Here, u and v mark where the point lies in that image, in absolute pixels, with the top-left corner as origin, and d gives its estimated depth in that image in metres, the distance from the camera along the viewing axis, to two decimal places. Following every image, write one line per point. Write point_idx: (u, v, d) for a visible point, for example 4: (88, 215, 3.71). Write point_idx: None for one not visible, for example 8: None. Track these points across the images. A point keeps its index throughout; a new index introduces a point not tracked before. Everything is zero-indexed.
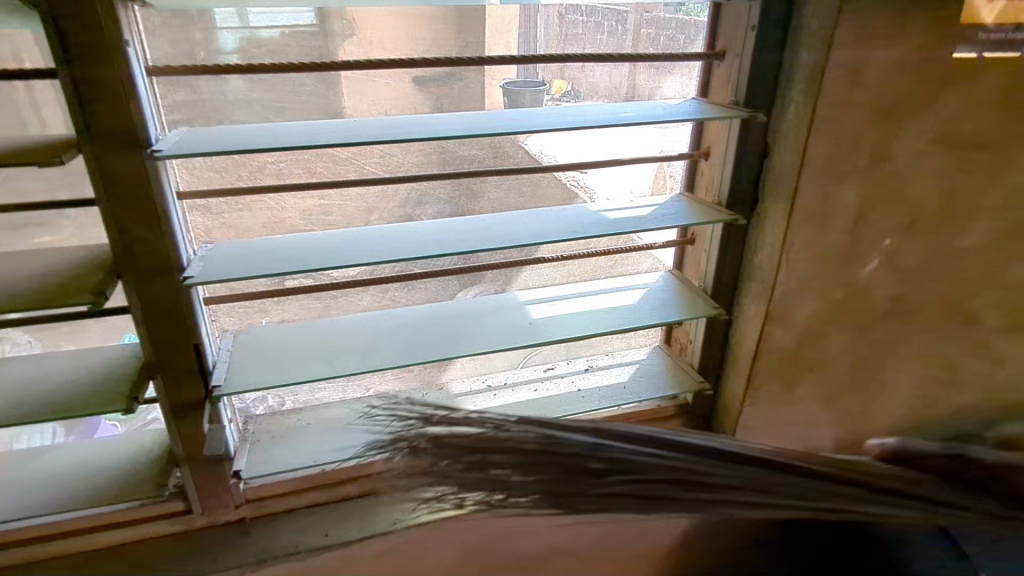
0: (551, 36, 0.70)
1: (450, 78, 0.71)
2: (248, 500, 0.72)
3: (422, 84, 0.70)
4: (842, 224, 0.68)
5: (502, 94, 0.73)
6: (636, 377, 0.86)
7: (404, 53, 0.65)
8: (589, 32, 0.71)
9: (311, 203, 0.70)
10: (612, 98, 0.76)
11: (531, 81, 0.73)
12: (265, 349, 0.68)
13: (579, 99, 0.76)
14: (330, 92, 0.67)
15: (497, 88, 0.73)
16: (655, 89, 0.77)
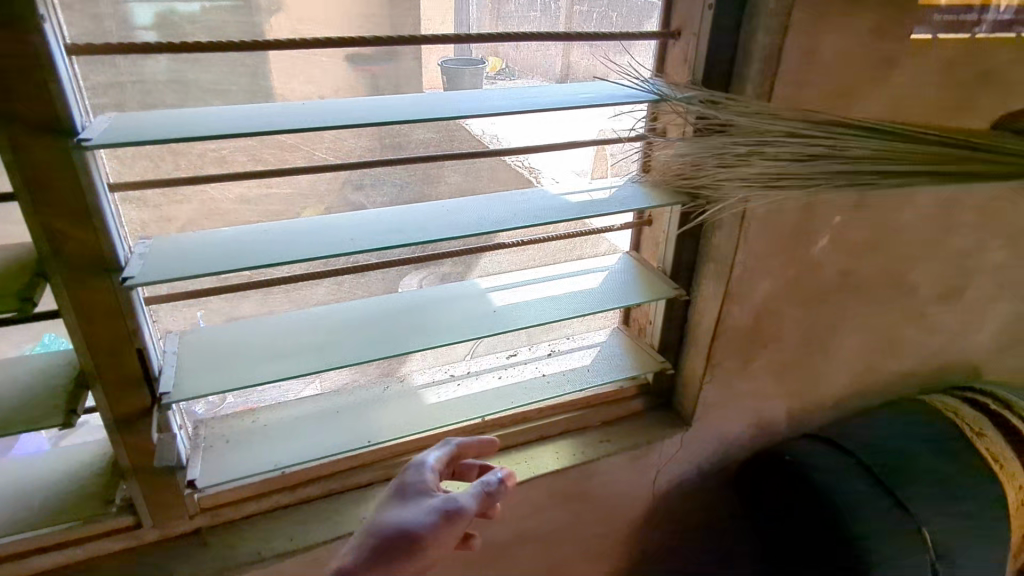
0: (483, 14, 0.66)
1: (387, 57, 0.65)
2: (204, 509, 0.68)
3: (357, 63, 0.64)
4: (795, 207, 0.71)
5: (440, 72, 0.68)
6: (599, 360, 0.85)
7: (340, 30, 0.59)
8: (523, 10, 0.68)
9: (257, 190, 0.66)
10: (547, 78, 0.74)
11: (467, 58, 0.68)
12: (208, 352, 0.64)
13: (515, 78, 0.72)
14: (260, 71, 0.61)
15: (435, 67, 0.67)
16: (592, 68, 0.76)
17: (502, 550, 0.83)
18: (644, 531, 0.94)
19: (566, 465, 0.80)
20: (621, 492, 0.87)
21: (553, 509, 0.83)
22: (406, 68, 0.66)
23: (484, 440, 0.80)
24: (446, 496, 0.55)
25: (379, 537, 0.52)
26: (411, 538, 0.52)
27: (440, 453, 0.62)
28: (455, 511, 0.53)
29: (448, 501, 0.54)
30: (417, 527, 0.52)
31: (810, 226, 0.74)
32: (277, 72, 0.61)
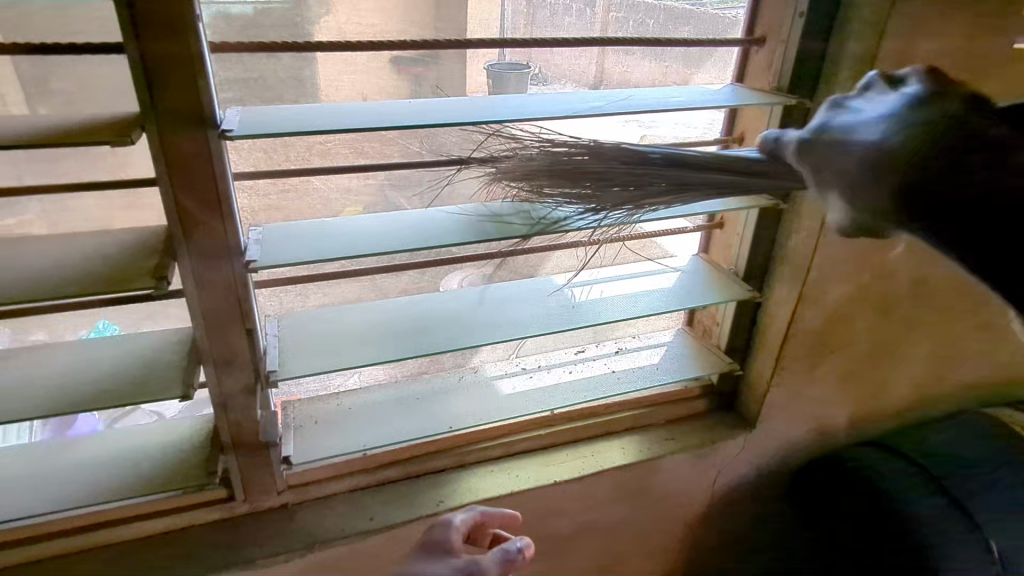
0: (518, 21, 0.67)
1: (431, 60, 0.67)
2: (290, 486, 0.72)
3: (400, 65, 0.67)
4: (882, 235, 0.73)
5: (486, 77, 0.70)
6: (667, 358, 0.86)
7: (421, 32, 0.64)
8: (558, 16, 0.69)
9: (356, 183, 0.70)
10: (580, 85, 0.75)
11: (508, 62, 0.71)
12: (311, 334, 0.67)
13: (549, 83, 0.74)
14: (305, 72, 0.64)
15: (480, 70, 0.70)
16: (625, 75, 0.75)
17: (567, 540, 0.85)
18: (700, 533, 0.95)
19: (633, 460, 0.81)
20: (682, 492, 0.88)
21: (616, 504, 0.84)
22: (452, 73, 0.69)
23: (552, 432, 0.82)
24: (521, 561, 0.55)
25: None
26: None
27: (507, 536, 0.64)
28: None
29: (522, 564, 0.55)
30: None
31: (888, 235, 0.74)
32: (364, 70, 0.66)
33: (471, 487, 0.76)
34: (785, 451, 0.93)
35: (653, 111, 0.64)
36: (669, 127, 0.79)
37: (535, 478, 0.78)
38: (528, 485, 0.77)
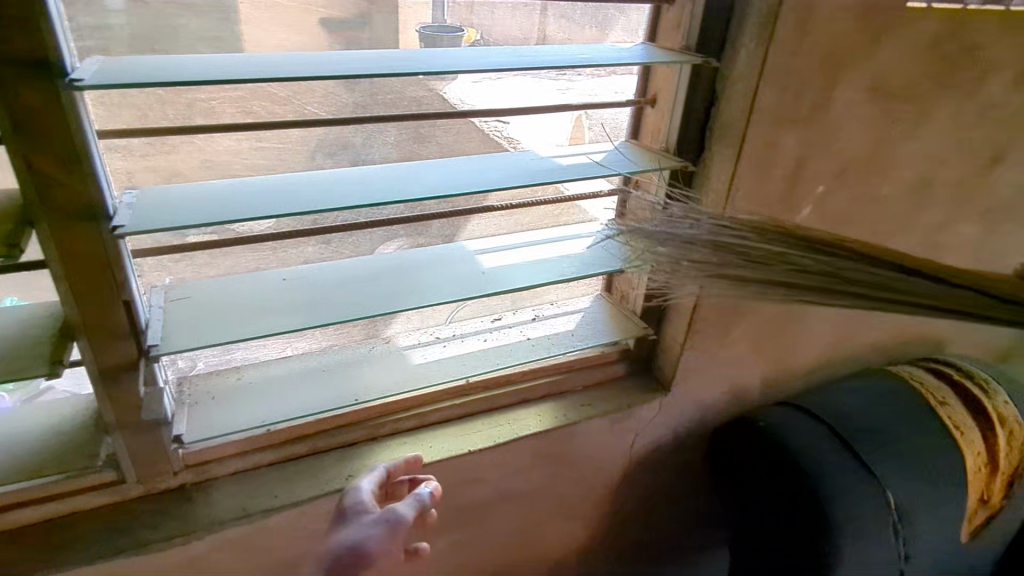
0: None
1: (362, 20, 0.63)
2: (188, 466, 0.68)
3: (330, 27, 0.62)
4: (781, 172, 0.73)
5: (418, 39, 0.66)
6: (583, 325, 0.85)
7: None
8: None
9: (246, 144, 0.64)
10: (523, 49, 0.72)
11: (445, 26, 0.67)
12: (200, 306, 0.63)
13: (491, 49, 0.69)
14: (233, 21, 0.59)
15: (412, 33, 0.66)
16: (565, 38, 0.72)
17: (485, 509, 0.85)
18: (618, 497, 0.96)
19: (547, 427, 0.81)
20: (601, 456, 0.89)
21: (534, 471, 0.84)
22: (384, 26, 0.64)
23: (469, 402, 0.80)
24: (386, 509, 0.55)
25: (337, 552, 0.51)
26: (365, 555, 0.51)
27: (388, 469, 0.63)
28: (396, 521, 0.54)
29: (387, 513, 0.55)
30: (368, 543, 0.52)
31: (794, 197, 0.76)
32: (251, 18, 0.60)
33: (384, 459, 0.74)
34: (699, 414, 0.94)
35: (561, 69, 0.62)
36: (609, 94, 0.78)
37: (451, 449, 0.76)
38: (442, 455, 0.76)
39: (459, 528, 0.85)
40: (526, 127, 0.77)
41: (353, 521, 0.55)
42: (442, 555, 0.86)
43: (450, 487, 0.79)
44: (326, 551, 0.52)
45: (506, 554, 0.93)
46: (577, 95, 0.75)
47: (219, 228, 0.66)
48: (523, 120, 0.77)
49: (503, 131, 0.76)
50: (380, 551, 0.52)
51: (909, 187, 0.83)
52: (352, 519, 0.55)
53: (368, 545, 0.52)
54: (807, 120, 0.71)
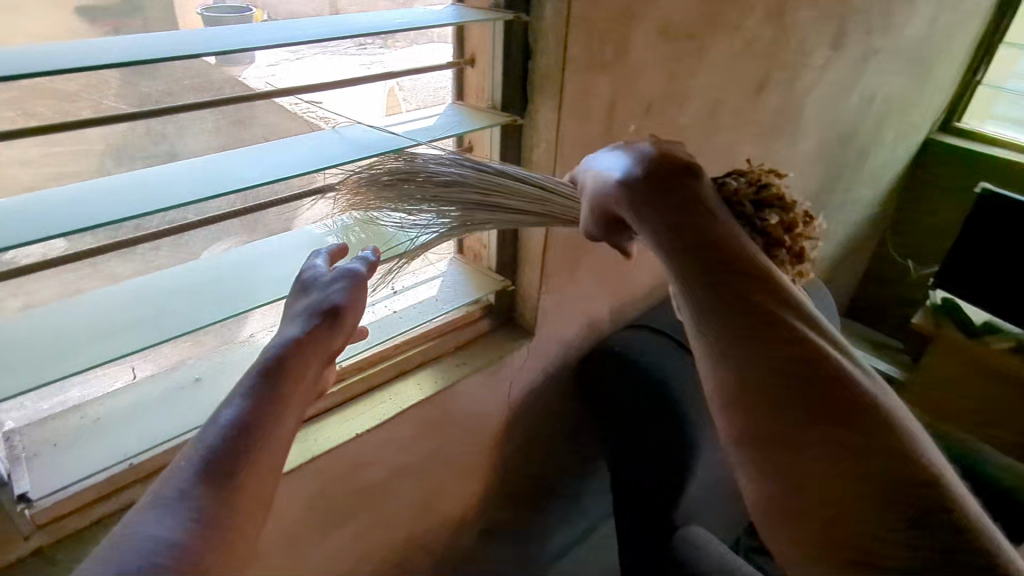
0: None
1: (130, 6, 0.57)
2: (41, 526, 0.59)
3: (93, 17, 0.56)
4: (599, 115, 0.80)
5: (201, 21, 0.61)
6: (444, 289, 0.87)
7: None
8: None
9: (37, 151, 0.56)
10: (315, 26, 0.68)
11: (229, 6, 0.63)
12: (17, 342, 0.55)
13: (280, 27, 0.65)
14: None
15: (195, 15, 0.61)
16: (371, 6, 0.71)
17: (384, 487, 0.85)
18: (505, 444, 1.01)
19: (429, 393, 0.82)
20: (483, 410, 0.92)
21: (424, 439, 0.86)
22: (158, 7, 0.59)
23: (347, 387, 0.79)
24: (315, 299, 0.54)
25: (267, 365, 0.48)
26: (304, 342, 0.50)
27: (341, 282, 0.56)
28: (333, 309, 0.53)
29: (319, 303, 0.53)
30: (300, 332, 0.51)
31: (611, 137, 0.83)
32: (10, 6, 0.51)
33: None
34: (564, 351, 1.01)
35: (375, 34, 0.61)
36: (418, 56, 0.77)
37: (338, 436, 0.75)
38: (330, 444, 0.74)
39: (360, 513, 0.84)
40: (340, 106, 0.73)
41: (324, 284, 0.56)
42: (347, 544, 0.85)
43: (344, 474, 0.77)
44: (306, 310, 0.53)
45: (409, 527, 0.94)
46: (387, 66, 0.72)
47: (21, 252, 0.58)
48: (336, 97, 0.72)
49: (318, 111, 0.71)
50: (350, 306, 0.55)
51: (699, 116, 0.95)
52: (314, 284, 0.56)
53: (342, 306, 0.54)
54: (615, 63, 0.77)
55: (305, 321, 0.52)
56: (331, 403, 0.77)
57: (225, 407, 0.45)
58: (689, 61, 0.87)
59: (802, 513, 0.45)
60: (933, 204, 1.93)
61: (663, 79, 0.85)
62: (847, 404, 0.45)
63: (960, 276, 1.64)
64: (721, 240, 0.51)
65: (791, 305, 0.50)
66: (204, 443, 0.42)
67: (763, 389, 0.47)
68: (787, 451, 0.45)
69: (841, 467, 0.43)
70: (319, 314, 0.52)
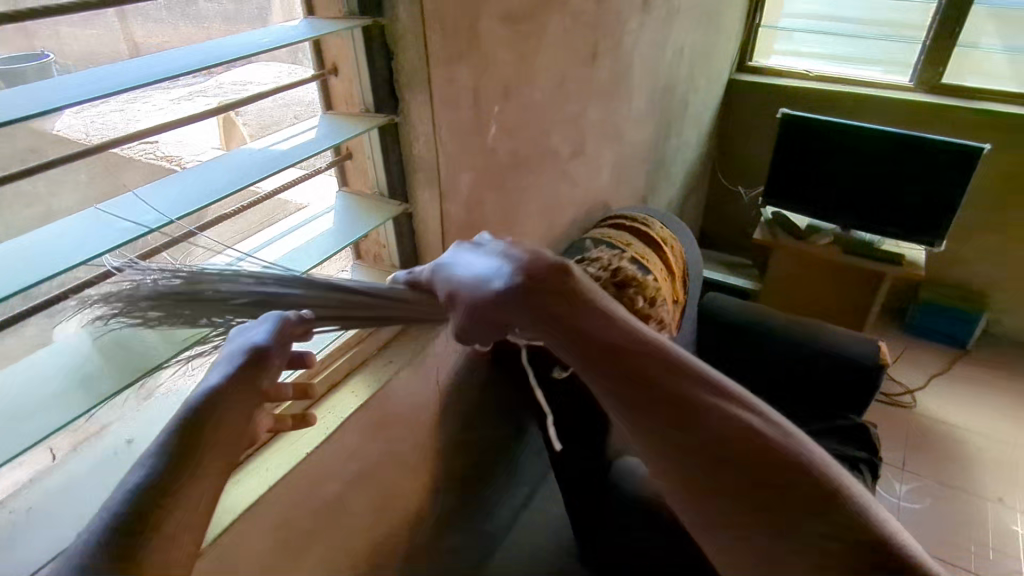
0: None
1: None
2: None
3: None
4: (466, 103, 0.85)
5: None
6: None
7: None
8: None
9: None
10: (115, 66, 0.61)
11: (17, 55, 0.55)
12: None
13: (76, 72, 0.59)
14: None
15: None
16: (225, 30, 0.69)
17: (341, 500, 0.85)
18: (442, 430, 1.05)
19: (366, 397, 0.84)
20: (417, 402, 0.95)
21: (370, 443, 0.87)
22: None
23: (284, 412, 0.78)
24: (241, 340, 0.61)
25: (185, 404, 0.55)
26: (225, 384, 0.57)
27: (267, 326, 0.63)
28: (259, 350, 0.60)
29: (245, 344, 0.61)
30: (222, 376, 0.57)
31: (479, 121, 0.89)
32: None
33: (227, 505, 0.69)
34: None
35: (230, 62, 0.58)
36: (270, 73, 0.77)
37: (289, 459, 0.75)
38: (284, 468, 0.74)
39: (324, 531, 0.84)
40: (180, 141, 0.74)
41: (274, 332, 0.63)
42: (318, 565, 0.85)
43: (302, 495, 0.78)
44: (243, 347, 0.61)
45: (372, 533, 0.95)
46: (214, 96, 0.69)
47: None
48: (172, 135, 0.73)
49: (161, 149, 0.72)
50: (271, 344, 0.61)
51: (549, 90, 1.04)
52: (240, 334, 0.63)
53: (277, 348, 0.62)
54: (470, 52, 0.83)
55: (228, 364, 0.58)
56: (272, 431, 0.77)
57: (135, 467, 0.50)
58: (532, 40, 0.95)
59: (752, 484, 0.54)
60: (747, 136, 2.21)
61: (513, 61, 0.92)
62: (780, 452, 0.54)
63: (782, 191, 1.91)
64: (609, 335, 0.61)
65: (691, 371, 0.60)
66: (123, 488, 0.48)
67: (684, 436, 0.57)
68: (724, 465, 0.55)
69: (751, 512, 0.54)
70: (244, 356, 0.59)
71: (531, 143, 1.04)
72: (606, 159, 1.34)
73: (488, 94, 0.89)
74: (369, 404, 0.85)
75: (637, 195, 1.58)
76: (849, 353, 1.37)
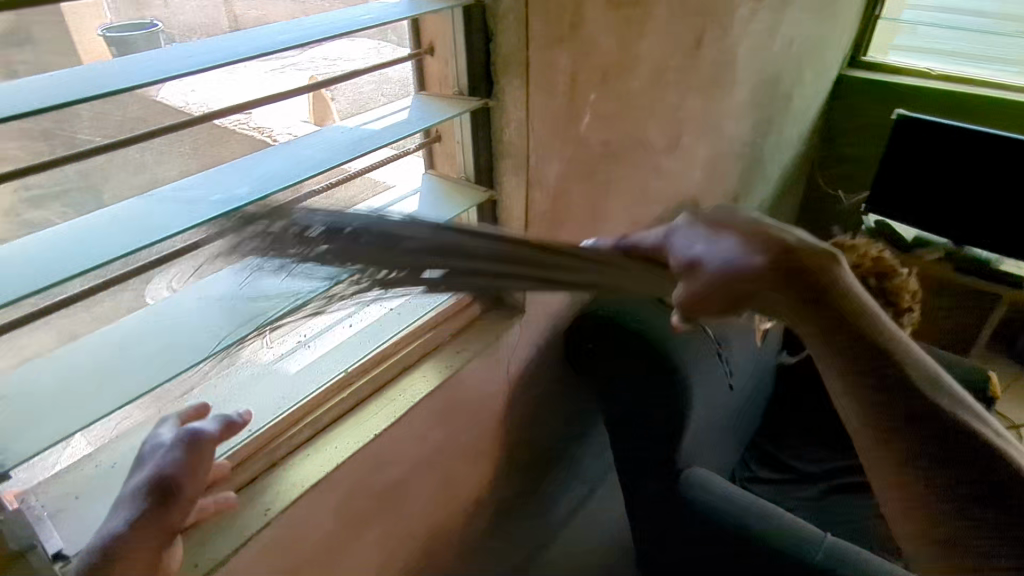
0: None
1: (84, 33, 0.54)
2: None
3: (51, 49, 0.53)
4: (562, 89, 0.82)
5: (106, 44, 0.55)
6: (434, 279, 0.87)
7: None
8: None
9: (14, 196, 0.53)
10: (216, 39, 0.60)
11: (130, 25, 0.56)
12: (29, 397, 0.53)
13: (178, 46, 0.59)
14: None
15: (97, 38, 0.55)
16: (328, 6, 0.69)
17: (405, 482, 0.85)
18: (509, 421, 1.03)
19: (437, 384, 0.83)
20: (484, 392, 0.93)
21: (434, 430, 0.87)
22: (112, 31, 0.56)
23: (354, 392, 0.78)
24: (183, 427, 0.59)
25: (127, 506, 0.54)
26: (163, 483, 0.55)
27: (214, 419, 0.60)
28: (197, 439, 0.58)
29: (185, 431, 0.58)
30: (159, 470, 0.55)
31: (574, 110, 0.85)
32: None
33: (293, 479, 0.70)
34: (553, 323, 1.04)
35: (338, 38, 0.57)
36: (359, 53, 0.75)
37: (357, 438, 0.75)
38: (351, 447, 0.74)
39: (384, 512, 0.85)
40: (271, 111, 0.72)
41: (174, 432, 0.59)
42: (375, 544, 0.86)
43: (364, 476, 0.78)
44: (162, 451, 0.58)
45: (430, 518, 0.95)
46: (307, 69, 0.69)
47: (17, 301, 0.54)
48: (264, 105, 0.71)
49: (250, 121, 0.70)
50: (213, 440, 0.59)
51: (648, 79, 0.99)
52: (180, 427, 0.59)
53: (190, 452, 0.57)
54: (571, 36, 0.79)
55: (165, 454, 0.57)
56: (344, 409, 0.77)
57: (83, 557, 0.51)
58: (636, 26, 0.90)
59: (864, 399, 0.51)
60: (853, 136, 2.06)
61: (615, 48, 0.87)
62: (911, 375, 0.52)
63: (888, 199, 1.77)
64: (813, 302, 0.53)
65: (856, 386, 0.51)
66: None
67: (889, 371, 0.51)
68: (886, 442, 0.50)
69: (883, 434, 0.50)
70: (178, 447, 0.57)
71: (625, 134, 0.99)
72: (700, 154, 1.27)
73: (586, 81, 0.85)
74: (440, 390, 0.84)
75: (728, 194, 1.50)
76: (950, 379, 1.27)
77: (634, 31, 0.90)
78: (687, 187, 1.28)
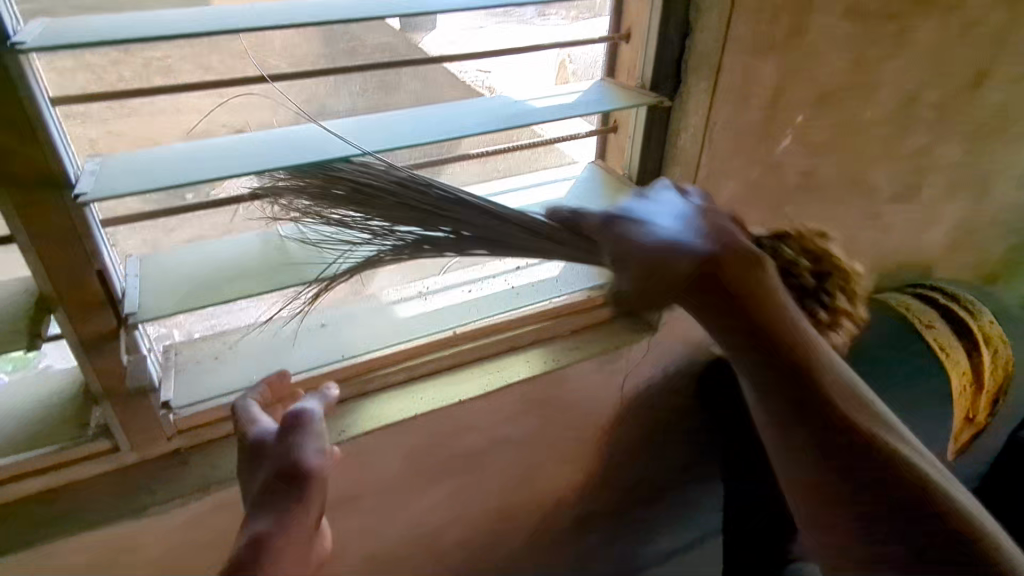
0: None
1: None
2: (181, 430, 0.68)
3: None
4: (761, 102, 0.72)
5: None
6: (567, 271, 0.85)
7: None
8: None
9: (211, 103, 0.63)
10: None
11: None
12: (177, 271, 0.62)
13: None
14: None
15: None
16: None
17: (484, 455, 0.87)
18: (613, 437, 0.98)
19: (538, 372, 0.82)
20: (590, 398, 0.89)
21: (525, 417, 0.85)
22: None
23: (456, 354, 0.80)
24: (275, 448, 0.56)
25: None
26: (268, 530, 0.52)
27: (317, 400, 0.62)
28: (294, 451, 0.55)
29: (283, 455, 0.55)
30: (256, 527, 0.52)
31: (771, 127, 0.75)
32: None
33: (373, 412, 0.75)
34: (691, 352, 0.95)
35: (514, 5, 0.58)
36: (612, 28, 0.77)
37: (441, 397, 0.77)
38: (436, 403, 0.77)
39: (455, 475, 0.86)
40: (507, 76, 0.75)
41: (285, 441, 0.56)
42: (442, 501, 0.88)
43: (441, 435, 0.80)
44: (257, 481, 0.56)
45: (504, 499, 0.95)
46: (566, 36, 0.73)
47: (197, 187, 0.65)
48: (506, 68, 0.75)
49: (486, 82, 0.75)
50: (318, 472, 0.55)
51: (888, 111, 0.83)
52: (268, 450, 0.56)
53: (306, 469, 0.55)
54: (787, 42, 0.69)
55: (265, 499, 0.53)
56: (443, 366, 0.80)
57: None
58: (883, 46, 0.75)
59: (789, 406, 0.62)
60: None
61: (844, 67, 0.74)
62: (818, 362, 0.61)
63: None
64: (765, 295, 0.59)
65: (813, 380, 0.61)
66: None
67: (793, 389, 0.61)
68: (823, 446, 0.61)
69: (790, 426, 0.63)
70: (279, 470, 0.54)
71: (838, 168, 0.85)
72: (946, 213, 1.04)
73: (794, 99, 0.74)
74: (540, 379, 0.82)
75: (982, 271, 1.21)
76: None
77: (877, 52, 0.75)
78: (915, 247, 1.06)
